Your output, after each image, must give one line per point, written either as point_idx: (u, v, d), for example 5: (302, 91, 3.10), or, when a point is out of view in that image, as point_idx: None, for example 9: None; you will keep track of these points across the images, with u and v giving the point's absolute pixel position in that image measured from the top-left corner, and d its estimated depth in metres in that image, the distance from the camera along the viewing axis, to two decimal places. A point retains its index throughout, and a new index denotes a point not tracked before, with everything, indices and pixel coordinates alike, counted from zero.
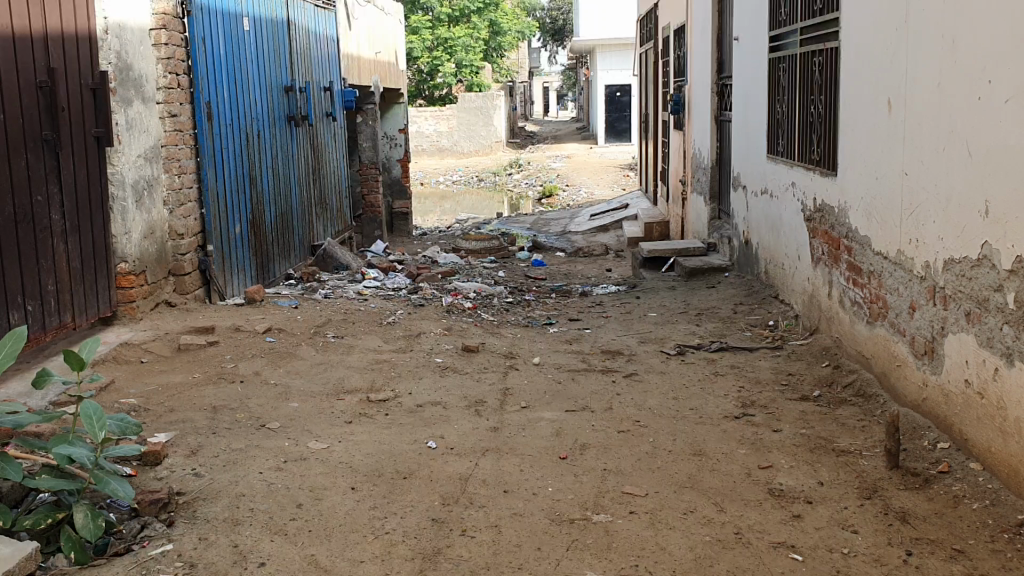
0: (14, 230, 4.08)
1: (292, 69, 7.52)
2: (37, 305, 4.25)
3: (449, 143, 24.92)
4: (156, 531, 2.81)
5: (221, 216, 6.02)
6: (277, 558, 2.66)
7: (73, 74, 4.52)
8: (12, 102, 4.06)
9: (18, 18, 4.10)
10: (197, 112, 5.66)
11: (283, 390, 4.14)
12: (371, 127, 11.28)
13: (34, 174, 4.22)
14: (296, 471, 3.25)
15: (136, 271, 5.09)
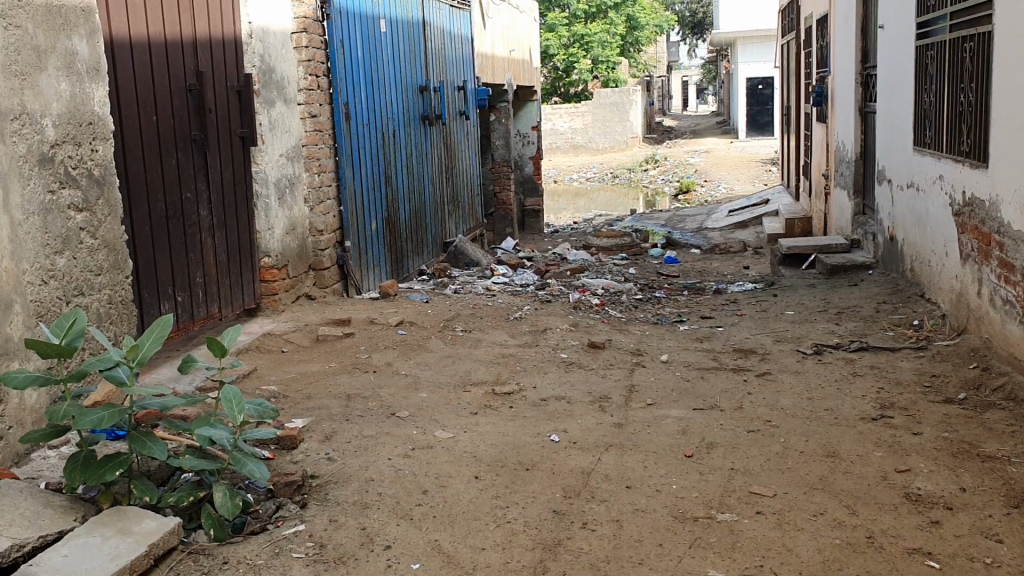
0: (166, 225, 4.34)
1: (428, 69, 7.69)
2: (186, 296, 4.51)
3: (585, 140, 24.92)
4: (290, 512, 2.95)
5: (357, 213, 6.22)
6: (403, 542, 2.74)
7: (219, 76, 4.78)
8: (163, 103, 4.32)
9: (169, 22, 4.36)
10: (336, 112, 5.87)
11: (413, 381, 4.25)
12: (504, 125, 11.41)
13: (185, 172, 4.48)
14: (423, 458, 3.33)
15: (278, 265, 5.33)
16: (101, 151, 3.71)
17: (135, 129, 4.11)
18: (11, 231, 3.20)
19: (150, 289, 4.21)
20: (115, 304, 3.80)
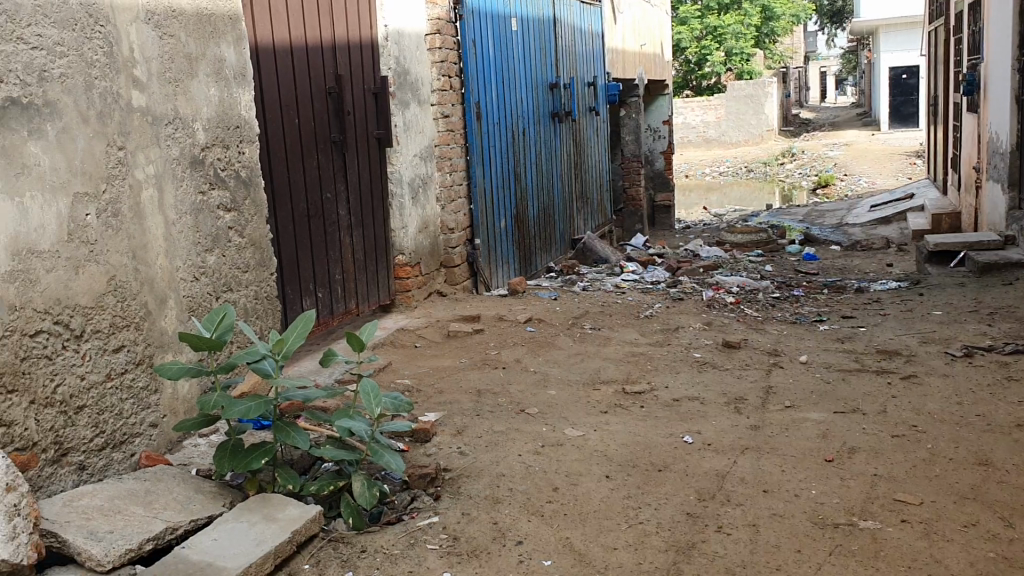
0: (307, 224, 4.50)
1: (558, 66, 7.71)
2: (326, 292, 4.67)
3: (718, 133, 24.45)
4: (424, 503, 3.01)
5: (487, 211, 6.29)
6: (534, 538, 2.75)
7: (357, 78, 4.92)
8: (305, 106, 4.48)
9: (310, 28, 4.51)
10: (468, 111, 5.95)
11: (543, 378, 4.27)
12: (634, 120, 11.32)
13: (325, 173, 4.64)
14: (553, 455, 3.34)
15: (412, 263, 5.45)
16: (247, 153, 3.88)
17: (278, 131, 4.28)
18: (165, 230, 3.38)
19: (292, 286, 4.38)
20: (260, 299, 3.97)
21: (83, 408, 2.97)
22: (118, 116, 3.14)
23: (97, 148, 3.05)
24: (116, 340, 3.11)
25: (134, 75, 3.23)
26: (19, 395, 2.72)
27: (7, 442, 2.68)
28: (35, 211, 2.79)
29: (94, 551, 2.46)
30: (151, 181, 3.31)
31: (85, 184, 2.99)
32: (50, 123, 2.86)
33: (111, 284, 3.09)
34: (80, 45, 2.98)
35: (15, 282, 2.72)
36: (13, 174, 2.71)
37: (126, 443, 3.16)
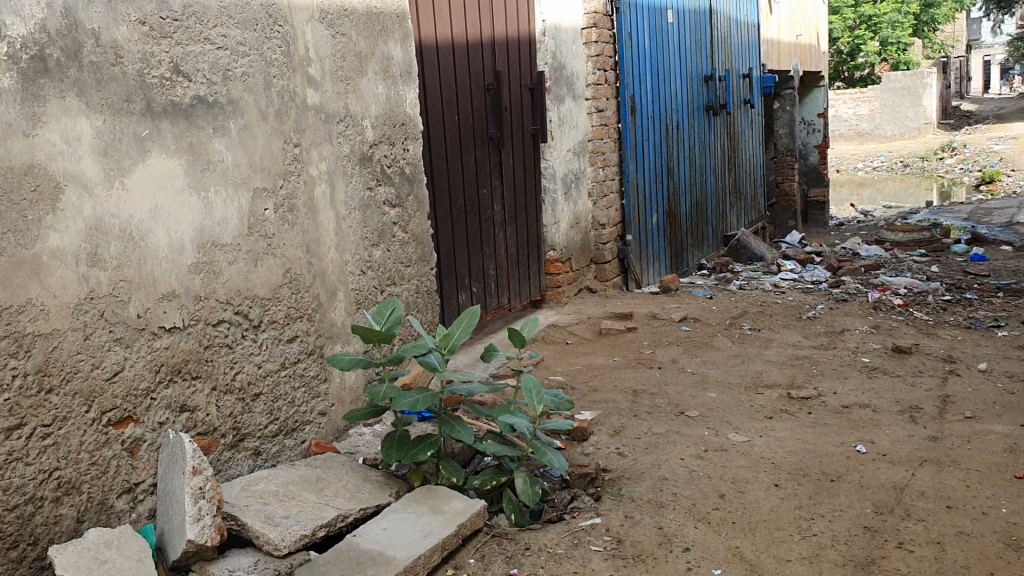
0: (464, 219, 4.53)
1: (714, 58, 7.52)
2: (481, 287, 4.70)
3: (871, 126, 23.47)
4: (585, 503, 2.97)
5: (640, 207, 6.21)
6: (702, 546, 2.67)
7: (515, 74, 4.93)
8: (465, 104, 4.52)
9: (472, 25, 4.55)
10: (623, 106, 5.87)
11: (702, 379, 4.16)
12: (788, 113, 11.02)
13: (482, 168, 4.66)
14: (717, 460, 3.25)
15: (563, 259, 5.43)
16: (412, 150, 3.93)
17: (440, 127, 4.33)
18: (336, 225, 3.48)
19: (450, 280, 4.43)
20: (421, 294, 4.02)
21: (259, 395, 3.12)
22: (294, 114, 3.26)
23: (275, 145, 3.18)
24: (290, 331, 3.25)
25: (309, 73, 3.33)
26: (202, 381, 2.91)
27: (190, 425, 2.87)
28: (219, 206, 2.97)
29: (272, 535, 2.56)
30: (324, 177, 3.41)
31: (264, 180, 3.14)
32: (233, 121, 3.02)
33: (286, 277, 3.23)
34: (261, 45, 3.11)
35: (200, 273, 2.91)
36: (199, 170, 2.90)
37: (297, 430, 3.30)
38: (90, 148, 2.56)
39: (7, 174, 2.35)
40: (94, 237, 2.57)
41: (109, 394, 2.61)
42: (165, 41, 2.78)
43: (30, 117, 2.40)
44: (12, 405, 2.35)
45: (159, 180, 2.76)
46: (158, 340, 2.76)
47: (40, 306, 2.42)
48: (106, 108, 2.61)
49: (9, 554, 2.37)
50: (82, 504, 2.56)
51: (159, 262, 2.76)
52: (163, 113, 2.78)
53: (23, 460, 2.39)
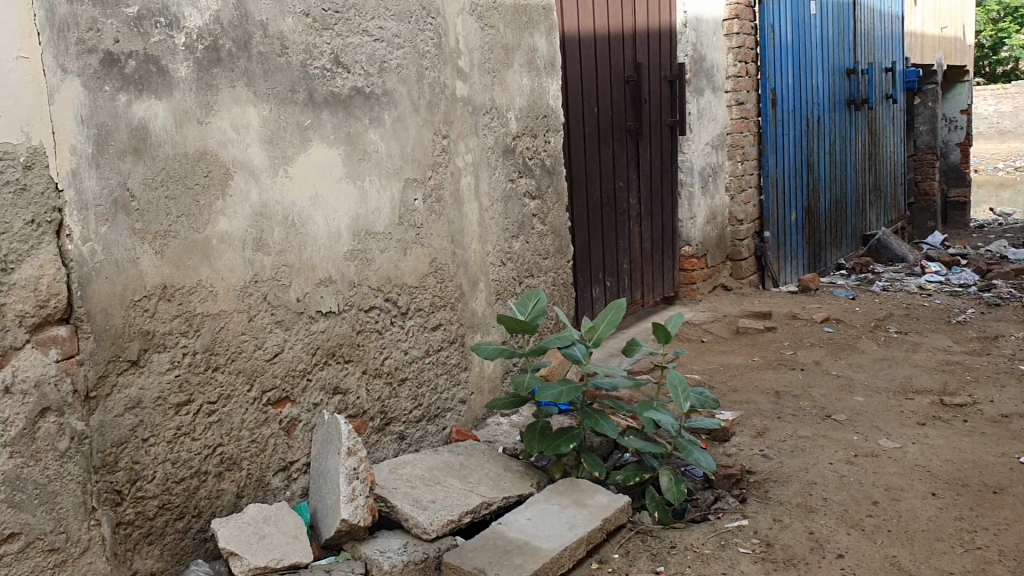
0: (601, 212, 4.50)
1: (857, 52, 7.27)
2: (615, 281, 4.66)
3: (1014, 124, 22.29)
4: (730, 504, 2.91)
5: (778, 203, 6.05)
6: (857, 553, 2.57)
7: (654, 66, 4.87)
8: (605, 96, 4.49)
9: (614, 17, 4.51)
10: (763, 99, 5.74)
11: (847, 383, 4.02)
12: (930, 109, 10.56)
13: (619, 161, 4.62)
14: (868, 466, 3.13)
15: (699, 255, 5.35)
16: (553, 142, 3.92)
17: (580, 119, 4.31)
18: (479, 216, 3.50)
19: (585, 273, 4.41)
20: (558, 286, 4.01)
21: (405, 380, 3.18)
22: (444, 105, 3.30)
23: (426, 136, 3.23)
24: (435, 319, 3.30)
25: (458, 66, 3.37)
26: (354, 365, 2.99)
27: (342, 408, 2.95)
28: (372, 195, 3.04)
29: (421, 519, 2.65)
30: (470, 168, 3.44)
31: (415, 171, 3.19)
32: (388, 112, 3.07)
33: (432, 266, 3.28)
34: (415, 37, 3.16)
35: (356, 261, 2.98)
36: (356, 160, 2.97)
37: (439, 417, 3.34)
38: (258, 136, 2.66)
39: (182, 160, 2.46)
40: (259, 223, 2.67)
41: (269, 373, 2.71)
42: (326, 33, 2.85)
43: (203, 106, 2.51)
44: (182, 381, 2.48)
45: (319, 168, 2.84)
46: (315, 323, 2.84)
47: (209, 287, 2.53)
48: (273, 97, 2.70)
49: (176, 524, 2.50)
50: (242, 480, 2.66)
51: (317, 248, 2.84)
52: (324, 103, 2.85)
53: (191, 435, 2.51)
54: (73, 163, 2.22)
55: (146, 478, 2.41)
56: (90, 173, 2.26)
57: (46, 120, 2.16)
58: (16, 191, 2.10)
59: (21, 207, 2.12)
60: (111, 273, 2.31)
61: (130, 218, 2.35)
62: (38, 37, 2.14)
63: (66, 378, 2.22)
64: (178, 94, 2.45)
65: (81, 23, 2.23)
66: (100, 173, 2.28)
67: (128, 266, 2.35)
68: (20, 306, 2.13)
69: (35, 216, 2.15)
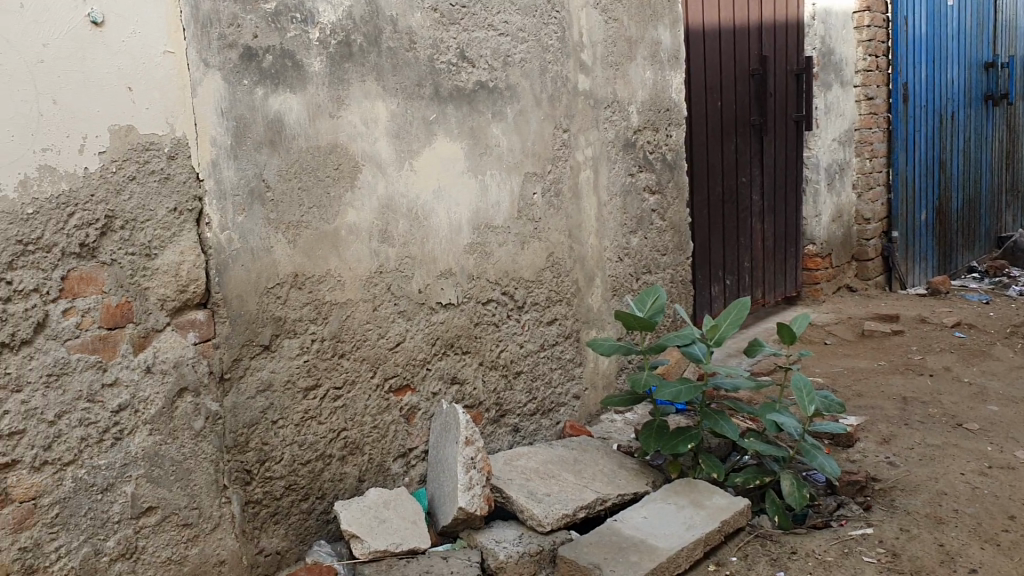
0: (722, 208, 4.42)
1: (997, 44, 6.93)
2: (735, 280, 4.57)
3: None
4: (853, 512, 2.82)
5: (908, 202, 5.83)
6: (991, 568, 2.46)
7: (781, 60, 4.76)
8: (729, 90, 4.40)
9: (741, 9, 4.42)
10: (894, 94, 5.54)
11: (980, 391, 3.84)
12: None
13: (742, 157, 4.53)
14: (1003, 479, 2.98)
15: (823, 254, 5.21)
16: (675, 136, 3.87)
17: (703, 113, 4.24)
18: (598, 211, 3.49)
19: (704, 271, 4.33)
20: (676, 283, 3.96)
21: (520, 373, 3.20)
22: (566, 99, 3.30)
23: (547, 130, 3.24)
24: (551, 313, 3.30)
25: (581, 59, 3.36)
26: (471, 357, 3.02)
27: (459, 398, 2.99)
28: (493, 188, 3.06)
29: (536, 511, 2.66)
30: (590, 162, 3.43)
31: (535, 165, 3.20)
32: (510, 106, 3.09)
33: (549, 260, 3.28)
34: (539, 31, 3.17)
35: (475, 253, 3.01)
36: (478, 154, 3.00)
37: (553, 411, 3.35)
38: (385, 130, 2.71)
39: (314, 152, 2.53)
40: (384, 214, 2.72)
41: (391, 361, 2.77)
42: (453, 27, 2.89)
43: (336, 100, 2.58)
44: (309, 366, 2.55)
45: (443, 162, 2.88)
46: (435, 314, 2.89)
47: (337, 276, 2.60)
48: (400, 92, 2.75)
49: (301, 505, 2.58)
50: (364, 465, 2.72)
51: (439, 240, 2.89)
52: (449, 97, 2.89)
53: (316, 419, 2.58)
54: (213, 154, 2.31)
55: (274, 459, 2.50)
56: (229, 164, 2.35)
57: (189, 112, 2.26)
58: (161, 180, 2.21)
59: (165, 194, 2.22)
60: (247, 261, 2.40)
61: (265, 208, 2.43)
62: (183, 33, 2.24)
63: (202, 360, 2.32)
64: (311, 87, 2.52)
65: (223, 19, 2.32)
66: (238, 164, 2.37)
67: (262, 255, 2.43)
68: (162, 291, 2.23)
69: (178, 205, 2.25)
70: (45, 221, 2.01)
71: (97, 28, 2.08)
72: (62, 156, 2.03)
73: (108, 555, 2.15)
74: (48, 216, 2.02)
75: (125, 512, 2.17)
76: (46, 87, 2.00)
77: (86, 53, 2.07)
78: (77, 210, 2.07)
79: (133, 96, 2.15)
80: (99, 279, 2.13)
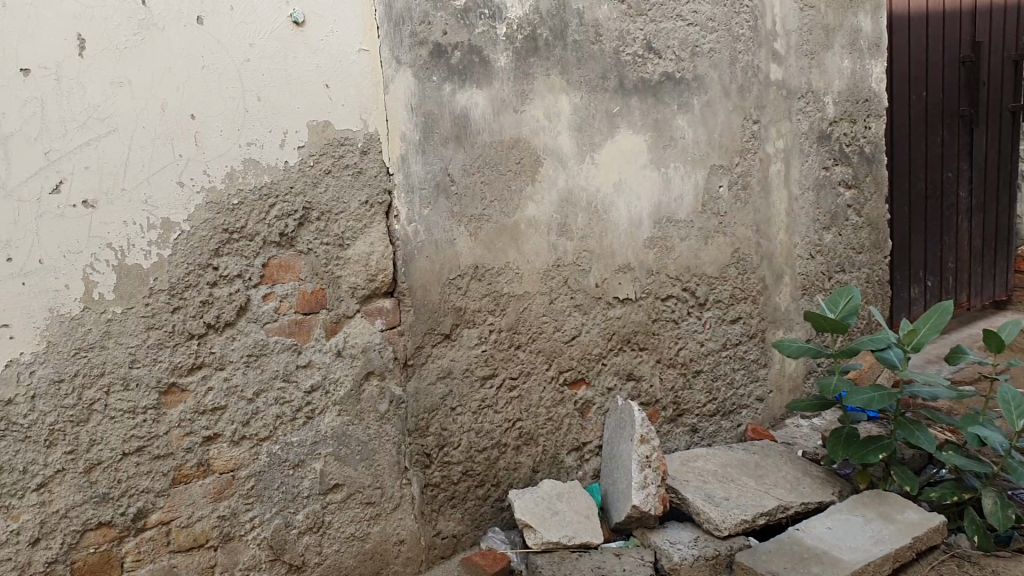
0: (924, 205, 4.15)
1: None
2: (937, 282, 4.28)
3: None
4: None
5: None
6: None
7: (995, 46, 4.42)
8: (935, 79, 4.12)
9: None
10: None
11: None
12: None
13: (949, 150, 4.23)
14: None
15: None
16: (874, 128, 3.65)
17: (905, 104, 3.99)
18: (788, 206, 3.35)
19: (903, 271, 4.08)
20: (872, 283, 3.72)
21: (700, 372, 3.13)
22: (756, 90, 3.19)
23: (736, 122, 3.14)
24: (734, 312, 3.21)
25: (774, 48, 3.24)
26: (649, 353, 2.98)
27: (635, 394, 2.96)
28: (678, 181, 3.01)
29: (713, 514, 2.60)
30: (780, 155, 3.30)
31: (722, 158, 3.12)
32: (697, 97, 3.02)
33: (734, 256, 3.19)
34: (730, 20, 3.09)
35: (656, 248, 2.97)
36: (663, 147, 2.95)
37: (735, 413, 3.25)
38: (569, 123, 2.72)
39: (498, 147, 2.58)
40: (565, 208, 2.73)
41: (567, 355, 2.78)
42: (640, 19, 2.86)
43: (520, 94, 2.61)
44: (487, 356, 2.60)
45: (626, 155, 2.86)
46: (612, 309, 2.87)
47: (516, 269, 2.64)
48: (585, 85, 2.74)
49: (477, 491, 2.63)
50: (538, 456, 2.75)
51: (619, 235, 2.87)
52: (634, 89, 2.86)
53: (492, 408, 2.63)
54: (402, 149, 2.39)
55: (452, 445, 2.56)
56: (417, 158, 2.42)
57: (382, 108, 2.34)
58: (354, 174, 2.30)
59: (358, 187, 2.32)
60: (431, 252, 2.47)
61: (450, 201, 2.49)
62: (377, 31, 2.33)
63: (388, 346, 2.41)
64: (496, 82, 2.56)
65: (415, 16, 2.39)
66: (426, 159, 2.44)
67: (445, 247, 2.49)
68: (353, 279, 2.33)
69: (369, 198, 2.34)
70: (249, 211, 2.14)
71: (298, 28, 2.20)
72: (265, 150, 2.16)
73: (297, 528, 2.27)
74: (251, 207, 2.15)
75: (314, 488, 2.29)
76: (252, 85, 2.13)
77: (289, 53, 2.19)
78: (278, 201, 2.19)
79: (330, 93, 2.25)
80: (296, 266, 2.24)
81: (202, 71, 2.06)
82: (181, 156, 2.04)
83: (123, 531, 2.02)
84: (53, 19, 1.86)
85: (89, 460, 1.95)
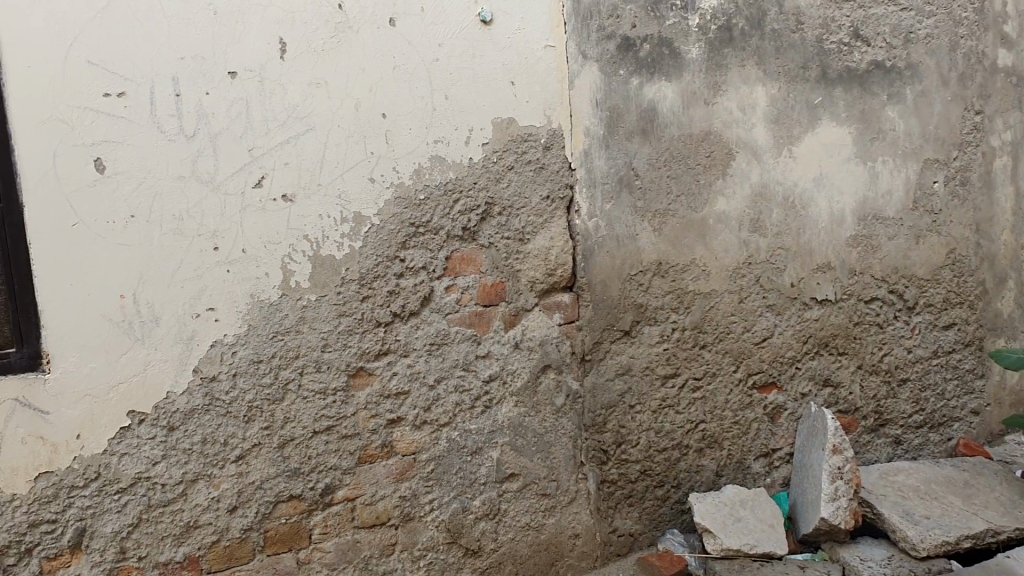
0: None
1: None
2: None
3: None
4: None
5: None
6: None
7: None
8: None
9: None
10: None
11: None
12: None
13: None
14: None
15: None
16: None
17: None
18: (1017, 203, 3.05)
19: None
20: None
21: (906, 381, 2.92)
22: (981, 77, 2.93)
23: (955, 112, 2.90)
24: (948, 317, 2.96)
25: (1004, 31, 2.94)
26: (848, 358, 2.83)
27: (831, 401, 2.81)
28: (885, 175, 2.82)
29: (910, 533, 2.44)
30: (1008, 148, 3.00)
31: (937, 151, 2.89)
32: (910, 86, 2.82)
33: (949, 257, 2.94)
34: (950, 3, 2.86)
35: (859, 247, 2.80)
36: (868, 139, 2.78)
37: (945, 425, 3.01)
38: (764, 116, 2.62)
39: (686, 141, 2.52)
40: (758, 204, 2.64)
41: (757, 357, 2.68)
42: (847, 5, 2.71)
43: (712, 87, 2.54)
44: (669, 355, 2.56)
45: (827, 149, 2.72)
46: (808, 311, 2.74)
47: (702, 266, 2.58)
48: (782, 76, 2.63)
49: (656, 491, 2.60)
50: (722, 459, 2.67)
51: (816, 233, 2.73)
52: (838, 79, 2.71)
53: (674, 408, 2.59)
54: (586, 144, 2.40)
55: (631, 442, 2.54)
56: (601, 153, 2.42)
57: (566, 103, 2.37)
58: (536, 169, 2.34)
59: (540, 183, 2.35)
60: (613, 247, 2.46)
61: (634, 197, 2.47)
62: (565, 27, 2.36)
63: (566, 340, 2.43)
64: (687, 76, 2.51)
65: (604, 11, 2.39)
66: (610, 154, 2.44)
67: (628, 243, 2.48)
68: (532, 274, 2.36)
69: (551, 193, 2.37)
70: (435, 207, 2.22)
71: (485, 27, 2.25)
72: (451, 147, 2.23)
73: (474, 513, 2.34)
74: (437, 203, 2.22)
75: (490, 476, 2.35)
76: (441, 83, 2.21)
77: (477, 51, 2.24)
78: (463, 196, 2.25)
79: (516, 90, 2.30)
80: (478, 260, 2.30)
81: (393, 71, 2.15)
82: (373, 153, 2.14)
83: (313, 505, 2.15)
84: (258, 24, 2.00)
85: (283, 436, 2.09)
